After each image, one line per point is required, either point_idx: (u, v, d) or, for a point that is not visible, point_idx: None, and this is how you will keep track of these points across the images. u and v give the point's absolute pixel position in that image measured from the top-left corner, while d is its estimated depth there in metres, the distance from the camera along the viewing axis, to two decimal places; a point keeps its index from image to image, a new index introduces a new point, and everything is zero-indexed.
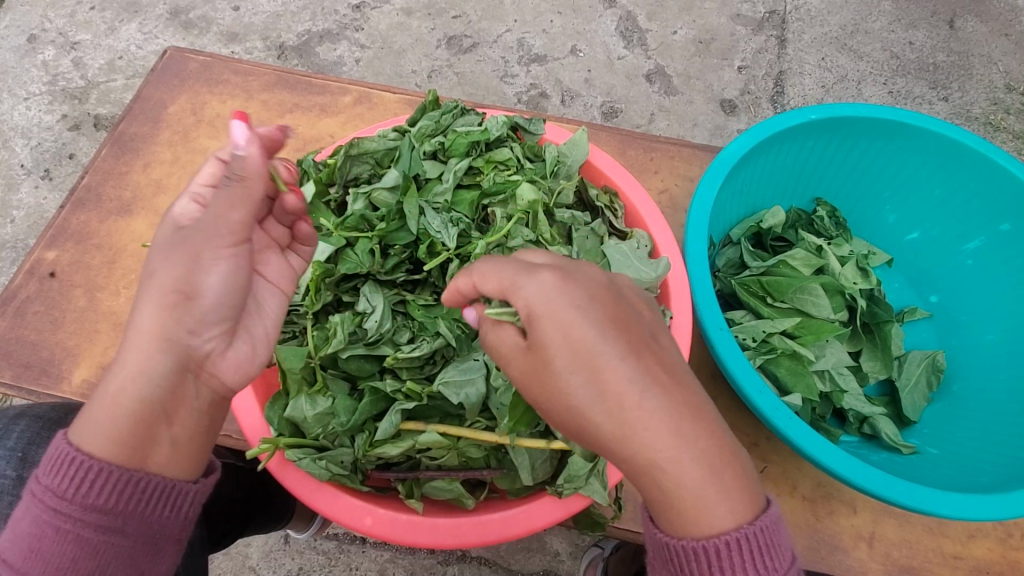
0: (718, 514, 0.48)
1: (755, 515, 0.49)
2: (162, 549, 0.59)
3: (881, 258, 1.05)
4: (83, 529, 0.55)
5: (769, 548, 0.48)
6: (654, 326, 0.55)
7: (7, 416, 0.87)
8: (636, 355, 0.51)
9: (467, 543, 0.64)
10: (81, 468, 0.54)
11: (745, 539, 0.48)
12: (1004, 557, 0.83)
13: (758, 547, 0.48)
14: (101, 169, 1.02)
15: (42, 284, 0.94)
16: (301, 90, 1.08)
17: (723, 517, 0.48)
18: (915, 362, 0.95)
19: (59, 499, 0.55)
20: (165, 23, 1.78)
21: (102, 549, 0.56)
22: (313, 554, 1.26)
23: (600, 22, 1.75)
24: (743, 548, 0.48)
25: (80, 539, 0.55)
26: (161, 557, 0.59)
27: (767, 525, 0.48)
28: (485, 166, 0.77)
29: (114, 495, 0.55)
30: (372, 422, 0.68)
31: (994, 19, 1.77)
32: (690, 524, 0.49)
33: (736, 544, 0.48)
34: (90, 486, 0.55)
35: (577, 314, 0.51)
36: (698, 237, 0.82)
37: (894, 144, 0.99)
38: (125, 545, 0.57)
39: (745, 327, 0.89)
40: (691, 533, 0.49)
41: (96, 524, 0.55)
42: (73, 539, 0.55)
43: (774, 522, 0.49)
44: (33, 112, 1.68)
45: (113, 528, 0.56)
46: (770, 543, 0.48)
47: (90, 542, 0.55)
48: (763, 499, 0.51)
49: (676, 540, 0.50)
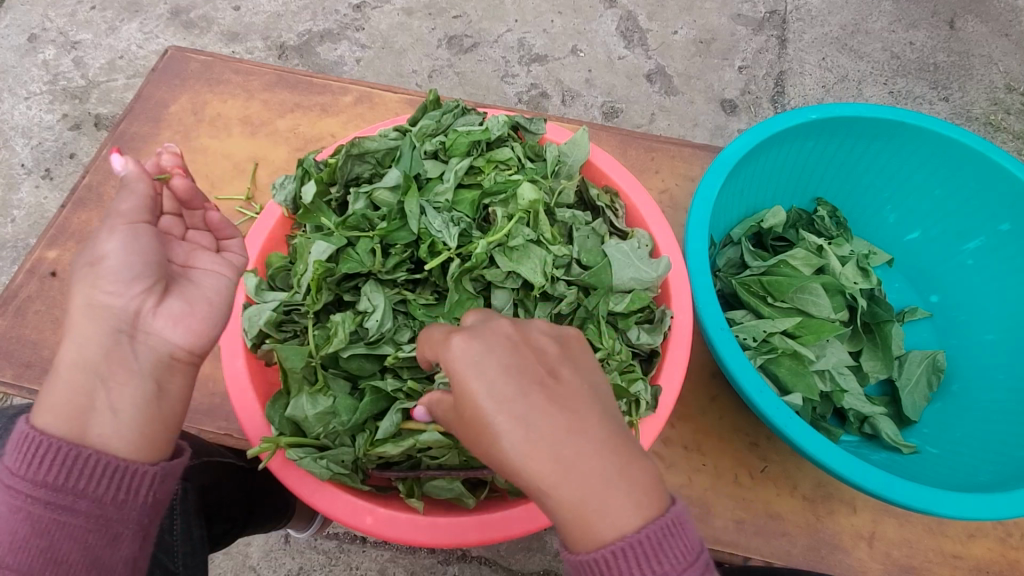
0: (600, 526, 0.47)
1: (641, 525, 0.47)
2: (119, 534, 0.55)
3: (882, 258, 1.05)
4: (33, 506, 0.53)
5: (665, 551, 0.47)
6: (564, 356, 0.54)
7: (7, 417, 0.82)
8: (529, 392, 0.50)
9: (467, 541, 0.65)
10: (32, 443, 0.53)
11: (632, 548, 0.46)
12: (1003, 557, 0.83)
13: (641, 555, 0.46)
14: (102, 169, 1.02)
15: (43, 283, 0.95)
16: (302, 90, 1.08)
17: (607, 528, 0.47)
18: (915, 361, 0.95)
19: (12, 476, 0.53)
20: (165, 23, 1.78)
21: (53, 530, 0.53)
22: (313, 553, 1.26)
23: (600, 22, 1.75)
24: (635, 556, 0.46)
25: (31, 517, 0.53)
26: (118, 543, 0.55)
27: (656, 531, 0.47)
28: (486, 166, 0.77)
29: (64, 471, 0.52)
30: (372, 421, 0.69)
31: (994, 19, 1.77)
32: (581, 536, 0.48)
33: (621, 553, 0.46)
34: (40, 461, 0.52)
35: (472, 366, 0.51)
36: (698, 236, 0.82)
37: (894, 144, 0.99)
38: (77, 526, 0.54)
39: (745, 327, 0.89)
40: (584, 546, 0.48)
41: (46, 500, 0.53)
42: (24, 518, 0.53)
43: (669, 527, 0.48)
44: (33, 112, 1.69)
45: (64, 506, 0.53)
46: (665, 546, 0.47)
47: (41, 520, 0.53)
48: (661, 507, 0.48)
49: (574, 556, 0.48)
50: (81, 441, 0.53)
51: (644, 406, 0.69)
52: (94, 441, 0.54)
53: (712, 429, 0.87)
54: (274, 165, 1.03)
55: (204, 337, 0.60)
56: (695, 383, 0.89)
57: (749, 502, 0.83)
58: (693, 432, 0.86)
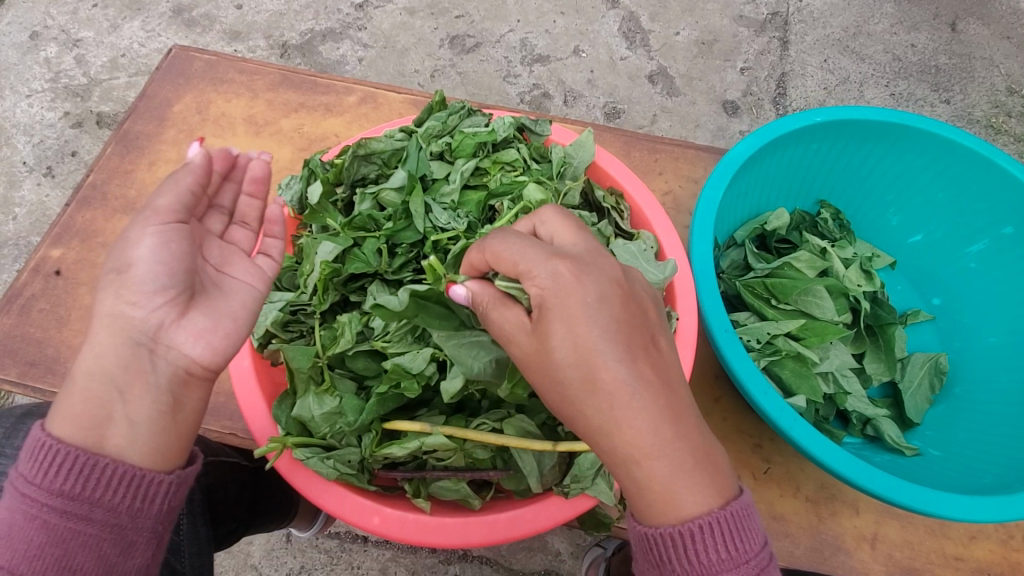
0: (688, 501, 0.50)
1: (726, 501, 0.50)
2: (134, 542, 0.55)
3: (885, 260, 1.05)
4: (49, 514, 0.52)
5: (744, 530, 0.50)
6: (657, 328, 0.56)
7: (12, 415, 0.83)
8: (632, 359, 0.52)
9: (472, 542, 0.65)
10: (47, 453, 0.52)
11: (719, 523, 0.49)
12: (1005, 558, 0.83)
13: (728, 530, 0.49)
14: (106, 167, 1.02)
15: (47, 281, 0.95)
16: (306, 89, 1.08)
17: (694, 502, 0.50)
18: (917, 363, 0.96)
19: (28, 485, 0.52)
20: (168, 20, 1.78)
21: (68, 538, 0.52)
22: (315, 552, 1.26)
23: (603, 22, 1.75)
24: (718, 532, 0.49)
25: (46, 526, 0.52)
26: (132, 551, 0.55)
27: (738, 510, 0.50)
28: (492, 167, 0.78)
29: (81, 480, 0.52)
30: (378, 422, 0.68)
31: (995, 22, 1.77)
32: (664, 512, 0.50)
33: (709, 527, 0.49)
34: (56, 470, 0.52)
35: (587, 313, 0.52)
36: (703, 238, 0.82)
37: (898, 148, 0.99)
38: (93, 535, 0.53)
39: (749, 328, 0.90)
40: (665, 520, 0.50)
41: (62, 509, 0.52)
42: (38, 527, 0.52)
43: (746, 508, 0.51)
44: (35, 109, 1.69)
45: (80, 515, 0.53)
46: (743, 526, 0.50)
47: (56, 528, 0.52)
48: (736, 486, 0.52)
49: (650, 528, 0.51)
50: (101, 446, 0.53)
51: None
52: (105, 442, 0.53)
53: (716, 430, 0.87)
54: (278, 164, 1.03)
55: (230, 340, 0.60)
56: (698, 384, 0.90)
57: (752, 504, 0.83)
58: None
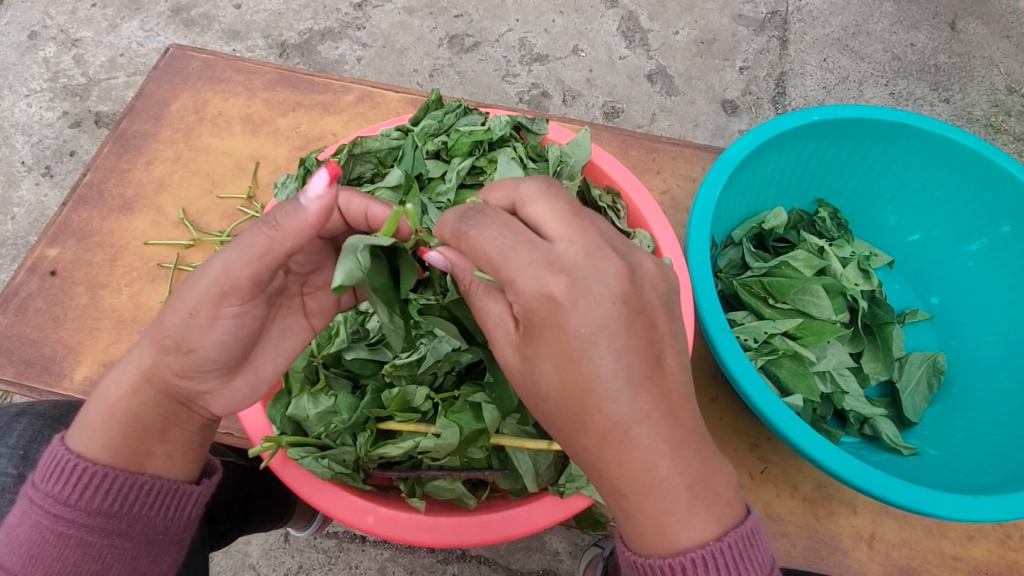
0: (685, 527, 0.50)
1: (723, 532, 0.50)
2: (161, 551, 0.62)
3: (883, 259, 1.05)
4: (85, 533, 0.58)
5: (744, 560, 0.50)
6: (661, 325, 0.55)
7: (7, 413, 0.82)
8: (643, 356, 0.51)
9: (468, 542, 0.65)
10: (83, 475, 0.57)
11: (716, 555, 0.49)
12: (1003, 558, 0.83)
13: (723, 564, 0.49)
14: (103, 167, 1.02)
15: (43, 281, 0.94)
16: (303, 88, 1.08)
17: (693, 530, 0.50)
18: (915, 363, 0.96)
19: (61, 506, 0.57)
20: (166, 20, 1.78)
21: (105, 553, 0.58)
22: (313, 552, 1.26)
23: (602, 22, 1.75)
24: (717, 564, 0.49)
25: (83, 542, 0.58)
26: (161, 557, 0.62)
27: (737, 540, 0.50)
28: (488, 166, 0.79)
29: (119, 498, 0.58)
30: (373, 421, 0.69)
31: (995, 21, 1.77)
32: (658, 542, 0.50)
33: (703, 561, 0.49)
34: (94, 491, 0.58)
35: None
36: (699, 238, 0.82)
37: (895, 146, 0.99)
38: (128, 548, 0.59)
39: (746, 327, 0.90)
40: (661, 550, 0.50)
41: (98, 527, 0.58)
42: (76, 544, 0.58)
43: (745, 537, 0.50)
44: (34, 109, 1.68)
45: (117, 531, 0.59)
46: (744, 555, 0.50)
47: (92, 545, 0.58)
48: (737, 512, 0.51)
49: (644, 557, 0.51)
50: None
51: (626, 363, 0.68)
52: None
53: (712, 431, 0.87)
54: (275, 164, 1.03)
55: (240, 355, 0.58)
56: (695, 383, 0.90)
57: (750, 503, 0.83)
58: None
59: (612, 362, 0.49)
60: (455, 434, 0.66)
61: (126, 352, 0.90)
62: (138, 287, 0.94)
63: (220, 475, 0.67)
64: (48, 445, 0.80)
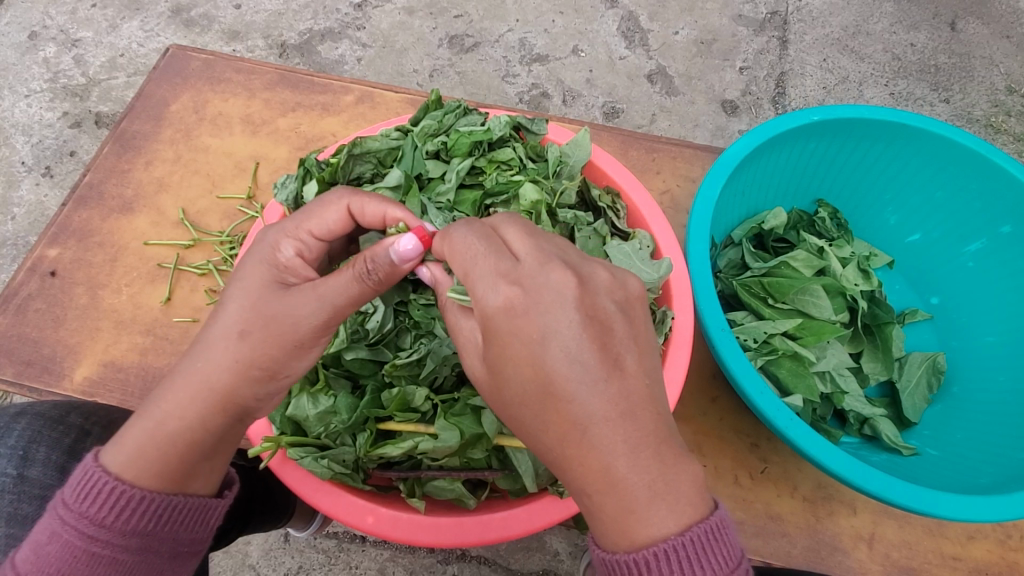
0: (652, 522, 0.47)
1: (687, 525, 0.47)
2: (185, 560, 0.62)
3: (882, 259, 1.05)
4: (117, 552, 0.57)
5: (709, 554, 0.46)
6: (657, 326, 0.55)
7: (6, 414, 0.82)
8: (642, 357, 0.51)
9: (467, 542, 0.65)
10: (122, 497, 0.56)
11: (677, 550, 0.46)
12: (1003, 558, 0.83)
13: (687, 558, 0.46)
14: (103, 167, 1.02)
15: (43, 282, 0.94)
16: (303, 89, 1.08)
17: (659, 523, 0.47)
18: (915, 363, 0.95)
19: (96, 527, 0.56)
20: (166, 20, 1.78)
21: (135, 568, 0.58)
22: (313, 552, 1.26)
23: (601, 22, 1.75)
24: (677, 560, 0.46)
25: (115, 561, 0.57)
26: (184, 566, 0.62)
27: (700, 535, 0.46)
28: (488, 166, 0.79)
29: (153, 518, 0.57)
30: (373, 422, 0.69)
31: (995, 21, 1.77)
32: (620, 538, 0.48)
33: (666, 556, 0.46)
34: (130, 513, 0.56)
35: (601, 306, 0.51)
36: (699, 238, 0.82)
37: (895, 146, 0.99)
38: (157, 562, 0.59)
39: (745, 328, 0.90)
40: (624, 545, 0.48)
41: (131, 547, 0.57)
42: (108, 563, 0.57)
43: (711, 531, 0.47)
44: (34, 109, 1.68)
45: (149, 549, 0.58)
46: (708, 551, 0.46)
47: (124, 563, 0.57)
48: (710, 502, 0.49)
49: (609, 554, 0.49)
50: None
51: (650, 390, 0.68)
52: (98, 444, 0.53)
53: (712, 431, 0.87)
54: (275, 164, 1.03)
55: (241, 356, 0.58)
56: (695, 383, 0.90)
57: (750, 504, 0.83)
58: (693, 433, 0.87)
59: (612, 362, 0.49)
60: (455, 437, 0.66)
61: (126, 352, 0.90)
62: (138, 288, 0.94)
63: (236, 482, 0.67)
64: (48, 445, 0.79)
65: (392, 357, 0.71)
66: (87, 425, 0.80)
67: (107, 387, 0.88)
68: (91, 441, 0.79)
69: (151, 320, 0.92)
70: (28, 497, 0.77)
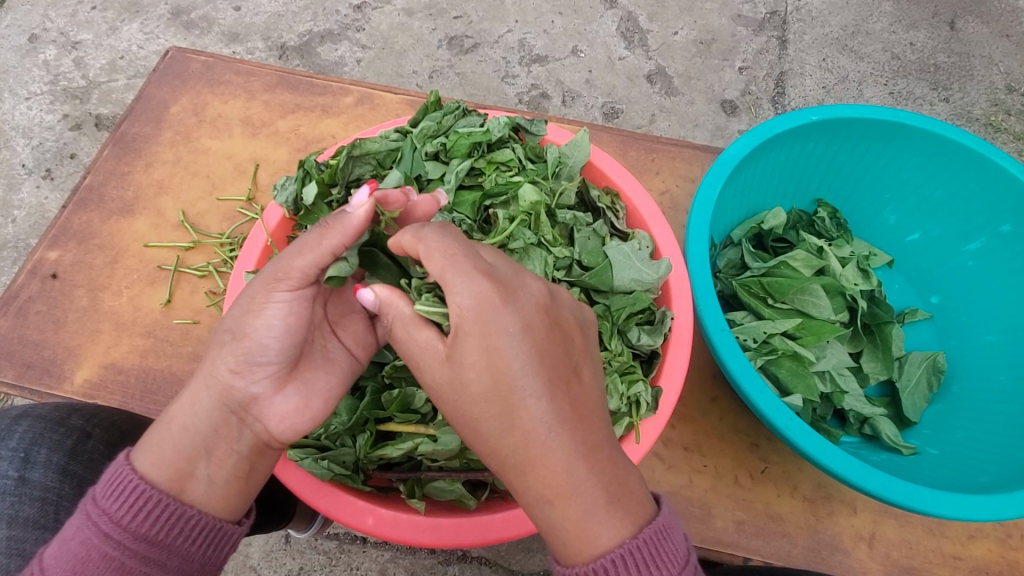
0: (606, 531, 0.48)
1: (639, 528, 0.49)
2: None
3: (882, 259, 1.05)
4: (128, 557, 0.55)
5: (660, 559, 0.48)
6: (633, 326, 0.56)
7: (8, 416, 0.82)
8: None
9: (467, 543, 0.65)
10: (152, 501, 0.56)
11: (632, 554, 0.47)
12: (1004, 558, 0.83)
13: (643, 561, 0.47)
14: (103, 169, 1.02)
15: (44, 284, 0.94)
16: (302, 90, 1.08)
17: (609, 532, 0.48)
18: (915, 362, 0.95)
19: (114, 525, 0.55)
20: (166, 23, 1.78)
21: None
22: (313, 554, 1.26)
23: (601, 22, 1.75)
24: (633, 563, 0.47)
25: (123, 568, 0.55)
26: None
27: (650, 536, 0.48)
28: (486, 167, 0.79)
29: (166, 529, 0.56)
30: (373, 422, 0.70)
31: (994, 20, 1.77)
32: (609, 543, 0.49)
33: (623, 561, 0.47)
34: (147, 515, 0.56)
35: None
36: (698, 238, 0.82)
37: (894, 146, 0.99)
38: None
39: (745, 327, 0.90)
40: (585, 556, 0.48)
41: (142, 553, 0.56)
42: (117, 566, 0.55)
43: (660, 531, 0.49)
44: (33, 112, 1.69)
45: (156, 560, 0.56)
46: (659, 552, 0.48)
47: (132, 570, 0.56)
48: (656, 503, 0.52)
49: (568, 569, 0.49)
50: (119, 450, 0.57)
51: (645, 406, 0.69)
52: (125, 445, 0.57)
53: (712, 431, 0.87)
54: (274, 166, 1.03)
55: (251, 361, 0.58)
56: (696, 383, 0.90)
57: (750, 504, 0.83)
58: (693, 434, 0.87)
59: None
60: (455, 440, 0.67)
61: (127, 354, 0.90)
62: (138, 290, 0.95)
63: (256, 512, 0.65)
64: (50, 447, 0.79)
65: (392, 358, 0.72)
66: (89, 426, 0.80)
67: (107, 389, 0.89)
68: (93, 442, 0.80)
69: (152, 322, 0.92)
70: (30, 498, 0.77)
